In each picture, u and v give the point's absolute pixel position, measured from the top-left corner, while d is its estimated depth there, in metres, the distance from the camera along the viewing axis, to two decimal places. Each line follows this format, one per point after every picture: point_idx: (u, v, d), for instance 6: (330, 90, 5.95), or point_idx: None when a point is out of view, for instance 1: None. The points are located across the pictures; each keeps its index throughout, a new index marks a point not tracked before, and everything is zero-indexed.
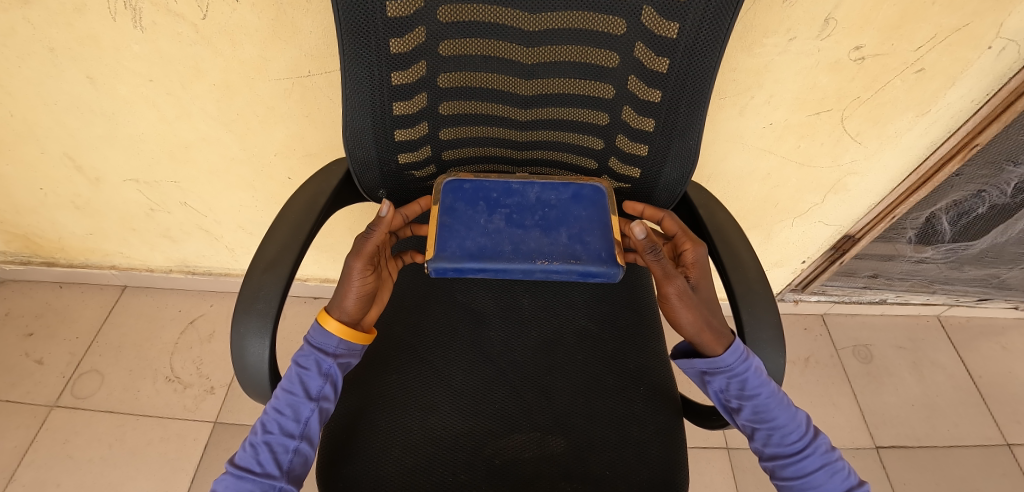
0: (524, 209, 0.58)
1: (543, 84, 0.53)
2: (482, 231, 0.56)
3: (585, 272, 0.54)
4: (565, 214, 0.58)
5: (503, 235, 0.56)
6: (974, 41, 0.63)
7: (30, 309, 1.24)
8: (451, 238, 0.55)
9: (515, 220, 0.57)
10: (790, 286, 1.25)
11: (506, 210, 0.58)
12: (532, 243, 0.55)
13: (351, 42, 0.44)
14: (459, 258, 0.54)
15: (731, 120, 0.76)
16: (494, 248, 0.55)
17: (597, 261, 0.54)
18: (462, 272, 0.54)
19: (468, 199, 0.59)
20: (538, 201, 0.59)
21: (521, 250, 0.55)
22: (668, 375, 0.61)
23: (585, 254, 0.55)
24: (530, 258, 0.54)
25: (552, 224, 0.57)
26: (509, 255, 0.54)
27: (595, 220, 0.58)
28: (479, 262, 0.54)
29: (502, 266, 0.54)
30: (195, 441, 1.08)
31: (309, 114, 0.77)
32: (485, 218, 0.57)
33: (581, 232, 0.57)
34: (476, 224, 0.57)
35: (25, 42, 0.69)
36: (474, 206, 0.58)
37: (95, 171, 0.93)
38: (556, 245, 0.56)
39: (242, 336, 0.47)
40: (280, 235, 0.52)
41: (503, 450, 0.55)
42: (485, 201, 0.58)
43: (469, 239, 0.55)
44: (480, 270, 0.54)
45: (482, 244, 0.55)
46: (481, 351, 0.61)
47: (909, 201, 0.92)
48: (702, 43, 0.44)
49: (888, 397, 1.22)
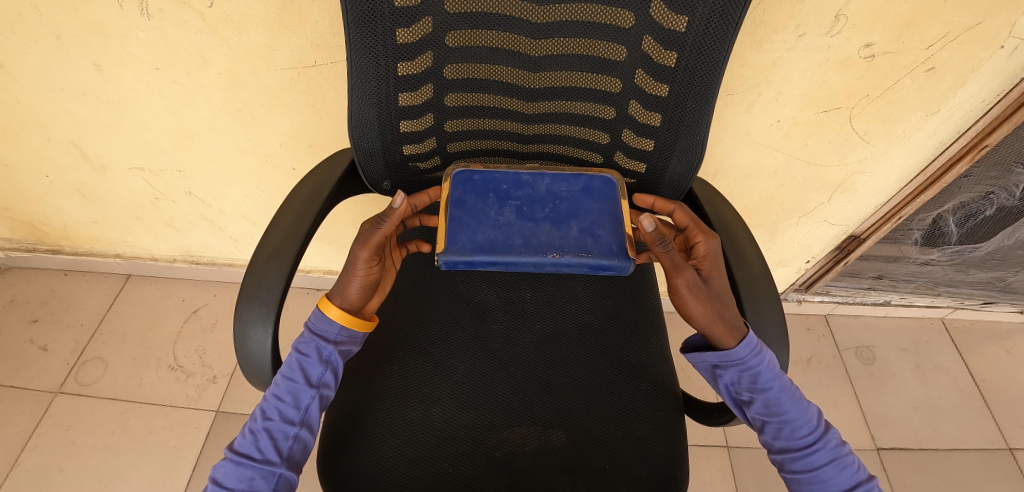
0: (535, 202, 0.58)
1: (549, 76, 0.53)
2: (492, 224, 0.56)
3: (596, 265, 0.54)
4: (576, 207, 0.58)
5: (513, 227, 0.56)
6: (986, 40, 0.62)
7: (35, 296, 1.25)
8: (462, 231, 0.55)
9: (525, 213, 0.57)
10: (793, 286, 1.25)
11: (517, 202, 0.58)
12: (543, 236, 0.55)
13: (358, 31, 0.44)
14: (469, 251, 0.54)
15: (739, 116, 0.75)
16: (504, 241, 0.55)
17: (608, 254, 0.54)
18: (472, 265, 0.54)
19: (477, 191, 0.58)
20: (548, 193, 0.59)
21: (531, 244, 0.55)
22: (669, 371, 0.61)
23: (595, 248, 0.55)
24: (541, 252, 0.54)
25: (563, 217, 0.57)
26: (520, 249, 0.54)
27: (605, 213, 0.58)
28: (489, 255, 0.53)
29: (513, 260, 0.54)
30: (198, 430, 1.08)
31: (315, 105, 0.77)
32: (495, 211, 0.57)
33: (590, 225, 0.57)
34: (487, 217, 0.56)
35: (32, 28, 0.69)
36: (483, 199, 0.58)
37: (101, 159, 0.94)
38: (566, 239, 0.55)
39: (244, 325, 0.47)
40: (283, 226, 0.52)
41: (504, 442, 0.55)
42: (495, 193, 0.58)
43: (480, 232, 0.55)
44: (490, 264, 0.54)
45: (492, 237, 0.55)
46: (483, 344, 0.61)
47: (916, 201, 0.91)
48: (710, 37, 0.44)
49: (890, 399, 1.21)
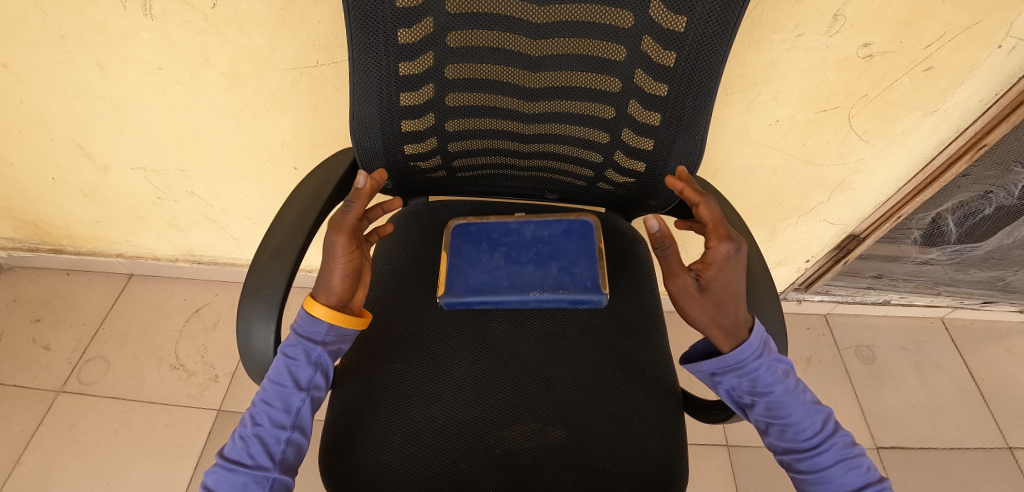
0: (522, 247, 0.58)
1: (549, 76, 0.53)
2: (484, 269, 0.57)
3: (571, 300, 0.55)
4: (556, 249, 0.58)
5: (501, 270, 0.57)
6: (984, 40, 0.62)
7: (37, 295, 1.26)
8: (458, 275, 0.56)
9: (513, 257, 0.58)
10: (793, 285, 1.25)
11: (506, 248, 0.58)
12: (526, 277, 0.56)
13: (361, 30, 0.46)
14: (464, 291, 0.55)
15: (738, 116, 0.76)
16: (492, 283, 0.56)
17: (582, 289, 0.55)
18: (468, 305, 0.56)
19: (473, 240, 0.60)
20: (534, 239, 0.59)
21: (517, 284, 0.56)
22: (669, 369, 0.62)
23: (572, 285, 0.55)
24: (523, 290, 0.55)
25: (545, 259, 0.58)
26: (506, 289, 0.55)
27: (584, 253, 0.58)
28: (481, 296, 0.55)
29: (499, 299, 0.55)
30: (200, 428, 1.09)
31: (317, 105, 0.77)
32: (487, 256, 0.58)
33: (569, 264, 0.57)
34: (480, 262, 0.58)
35: (36, 29, 0.70)
36: (478, 245, 0.59)
37: (103, 159, 0.94)
38: (547, 277, 0.56)
39: (248, 322, 0.47)
40: (286, 224, 0.52)
41: (504, 439, 0.55)
42: (486, 240, 0.59)
43: (474, 275, 0.57)
44: (482, 303, 0.55)
45: (484, 280, 0.56)
46: (484, 342, 0.61)
47: (916, 201, 0.91)
48: (708, 36, 0.45)
49: (889, 398, 1.21)
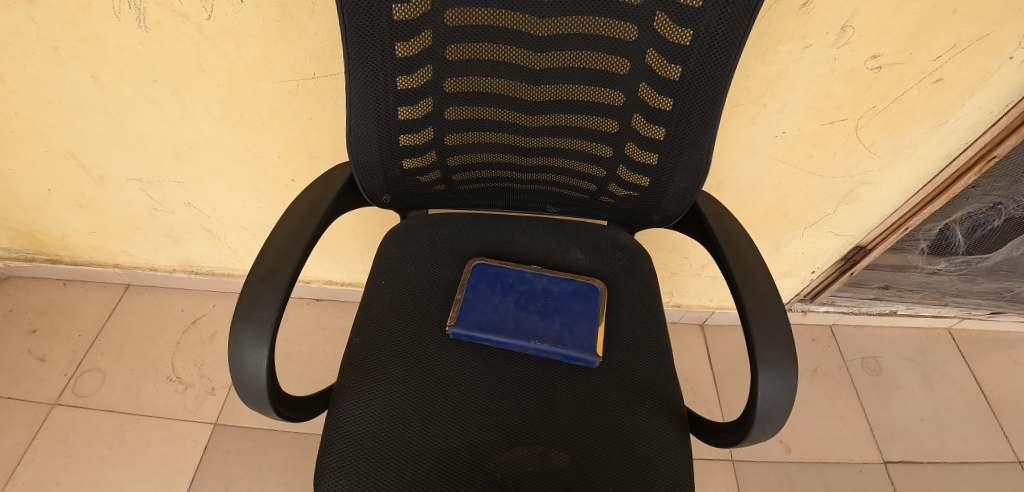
0: (531, 296, 0.63)
1: (551, 90, 0.52)
2: (494, 309, 0.62)
3: (567, 356, 0.59)
4: (562, 306, 0.62)
5: (508, 314, 0.61)
6: (994, 50, 0.61)
7: (33, 306, 1.24)
8: (471, 309, 0.61)
9: (522, 303, 0.62)
10: (798, 296, 1.23)
11: (517, 294, 0.63)
12: (531, 324, 0.60)
13: (357, 42, 0.44)
14: (473, 327, 0.60)
15: (744, 128, 0.74)
16: (498, 324, 0.60)
17: (578, 348, 0.59)
18: (474, 340, 0.60)
19: (489, 280, 0.64)
20: (544, 291, 0.64)
21: (521, 329, 0.60)
22: (674, 389, 0.60)
23: (570, 341, 0.59)
24: (525, 337, 0.59)
25: (550, 312, 0.62)
26: (510, 332, 0.60)
27: (586, 314, 0.62)
28: (486, 333, 0.60)
29: (502, 341, 0.59)
30: (195, 443, 1.07)
31: (314, 117, 0.76)
32: (499, 298, 0.63)
33: (571, 321, 0.61)
34: (491, 303, 0.62)
35: (29, 41, 0.69)
36: (492, 287, 0.64)
37: (99, 170, 0.93)
38: (548, 329, 0.60)
39: (240, 345, 0.46)
40: (280, 242, 0.51)
41: (504, 463, 0.53)
42: (500, 284, 0.64)
43: (484, 312, 0.61)
44: (487, 341, 0.60)
45: (492, 319, 0.61)
46: (484, 360, 0.60)
47: (923, 212, 0.90)
48: (715, 50, 0.43)
49: (897, 411, 1.19)
